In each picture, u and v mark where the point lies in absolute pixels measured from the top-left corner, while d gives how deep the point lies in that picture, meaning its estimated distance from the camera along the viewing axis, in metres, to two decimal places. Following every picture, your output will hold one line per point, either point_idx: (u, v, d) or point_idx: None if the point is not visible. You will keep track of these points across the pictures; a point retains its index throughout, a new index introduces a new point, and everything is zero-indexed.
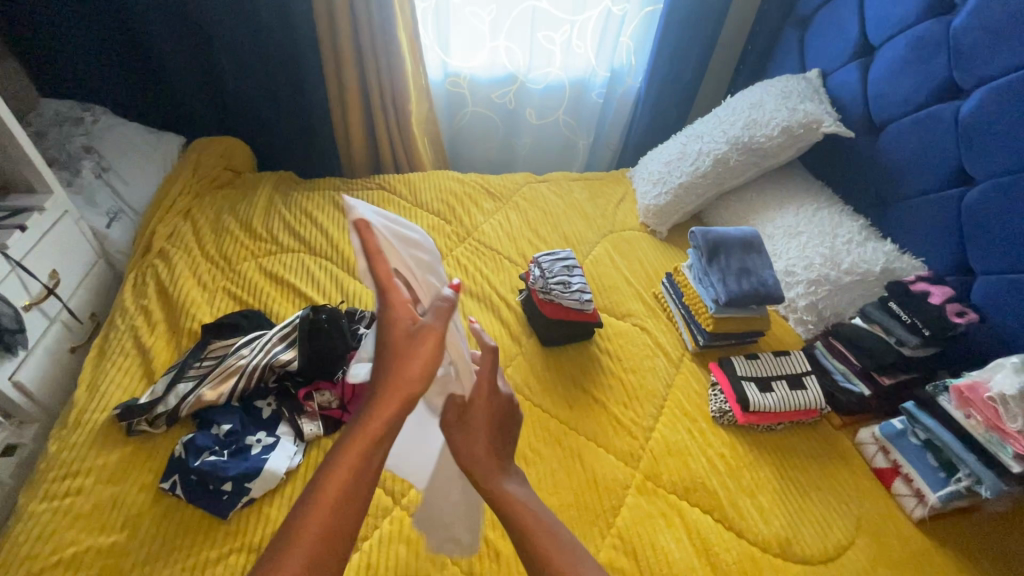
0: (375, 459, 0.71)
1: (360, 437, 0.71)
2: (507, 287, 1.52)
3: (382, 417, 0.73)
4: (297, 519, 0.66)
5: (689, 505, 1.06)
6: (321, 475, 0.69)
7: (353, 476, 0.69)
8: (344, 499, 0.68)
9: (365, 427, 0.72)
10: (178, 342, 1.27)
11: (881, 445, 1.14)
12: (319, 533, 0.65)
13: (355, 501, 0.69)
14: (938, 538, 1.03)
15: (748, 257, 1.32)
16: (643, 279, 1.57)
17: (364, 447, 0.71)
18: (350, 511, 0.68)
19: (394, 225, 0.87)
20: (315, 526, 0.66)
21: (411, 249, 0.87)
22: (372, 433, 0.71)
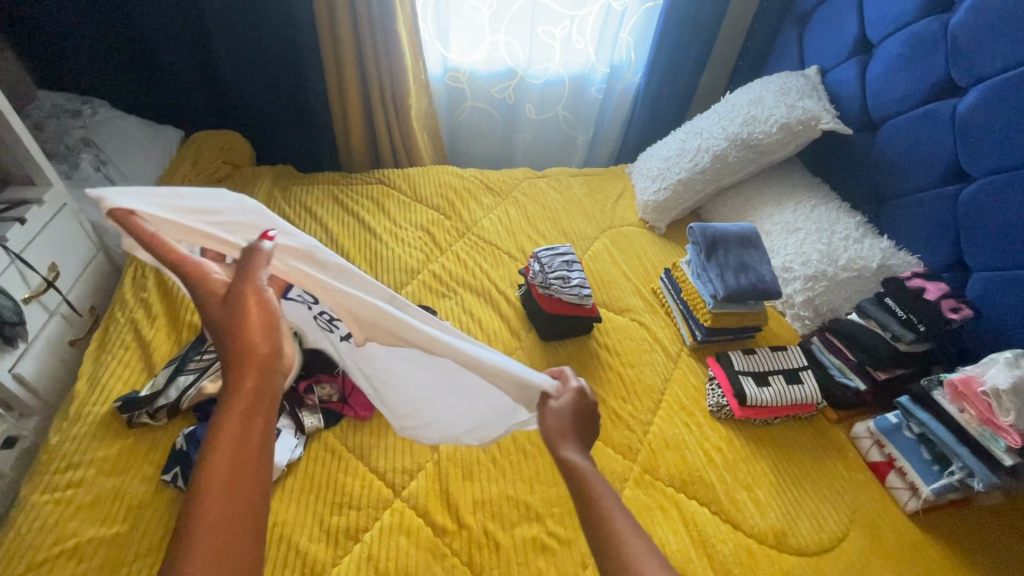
0: (254, 435, 0.65)
1: (231, 418, 0.65)
2: (507, 282, 1.53)
3: (247, 391, 0.67)
4: (185, 528, 0.58)
5: (686, 497, 1.08)
6: (198, 475, 0.61)
7: (233, 459, 0.63)
8: (231, 487, 0.61)
9: (229, 406, 0.66)
10: (179, 335, 1.28)
11: (876, 439, 1.16)
12: (216, 531, 0.58)
13: (246, 484, 0.62)
14: (932, 530, 1.05)
15: (747, 253, 1.33)
16: (641, 275, 1.58)
17: (237, 427, 0.65)
18: (245, 495, 0.62)
19: (180, 193, 0.84)
20: (208, 526, 0.58)
21: (203, 209, 0.86)
22: (241, 410, 0.66)
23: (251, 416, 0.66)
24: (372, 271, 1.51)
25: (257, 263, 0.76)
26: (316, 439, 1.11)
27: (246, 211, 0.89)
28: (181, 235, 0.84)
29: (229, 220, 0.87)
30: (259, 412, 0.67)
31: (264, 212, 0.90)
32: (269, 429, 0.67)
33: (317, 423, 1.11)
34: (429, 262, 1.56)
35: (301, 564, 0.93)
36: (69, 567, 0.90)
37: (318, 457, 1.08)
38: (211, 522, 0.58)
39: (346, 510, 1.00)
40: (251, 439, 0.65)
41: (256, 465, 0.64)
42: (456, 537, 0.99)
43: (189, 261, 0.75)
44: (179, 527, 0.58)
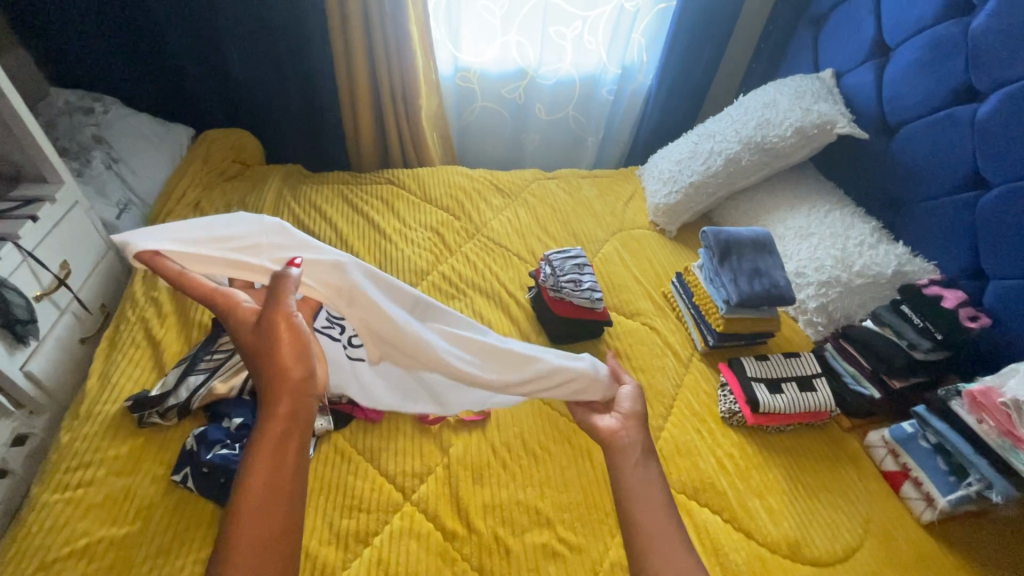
0: (288, 459, 0.68)
1: (265, 444, 0.67)
2: (516, 284, 1.52)
3: (281, 416, 0.69)
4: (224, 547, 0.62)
5: (698, 505, 1.07)
6: (236, 499, 0.65)
7: (269, 483, 0.66)
8: (265, 511, 0.65)
9: (263, 430, 0.68)
10: (189, 334, 1.28)
11: (890, 448, 1.14)
12: (250, 555, 0.62)
13: (279, 509, 0.65)
14: (947, 541, 1.04)
15: (760, 258, 1.31)
16: (652, 278, 1.57)
17: (271, 452, 0.67)
18: (280, 519, 0.65)
19: (207, 231, 0.95)
20: (244, 550, 0.62)
21: (226, 243, 0.95)
22: (275, 435, 0.68)
23: (284, 441, 0.68)
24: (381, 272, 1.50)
25: (284, 288, 0.79)
26: (325, 441, 1.10)
27: (266, 231, 0.98)
28: (206, 266, 0.93)
29: (250, 244, 0.97)
30: (292, 437, 0.69)
31: (282, 228, 0.99)
32: (302, 453, 0.69)
33: (327, 425, 1.10)
34: (438, 263, 1.56)
35: (312, 566, 0.93)
36: (80, 566, 0.90)
37: (328, 460, 1.07)
38: (246, 546, 0.62)
39: (356, 513, 1.00)
40: (284, 463, 0.67)
41: (290, 490, 0.67)
42: (465, 541, 0.98)
43: (218, 293, 0.82)
44: (219, 547, 0.63)
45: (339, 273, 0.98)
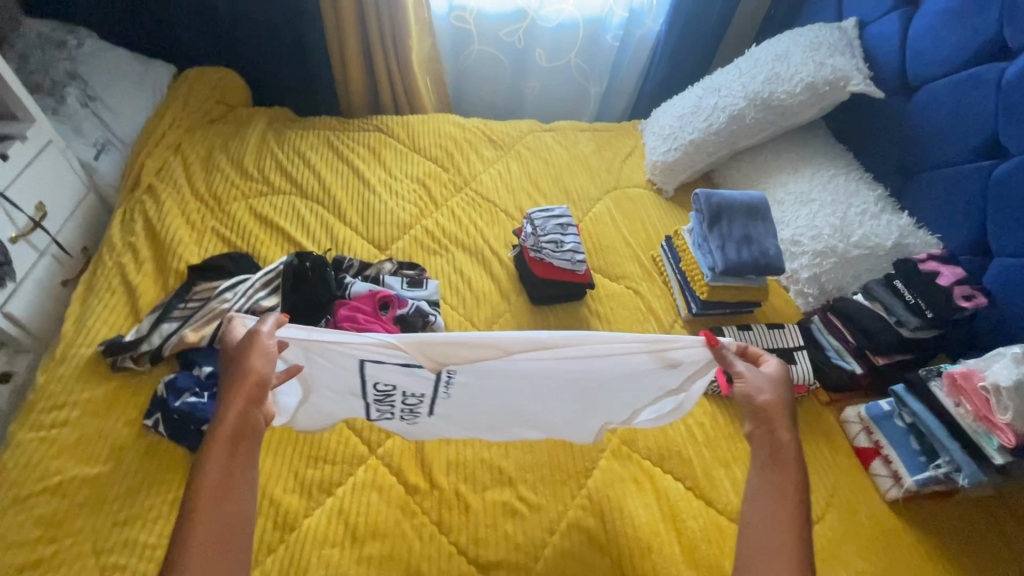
0: (238, 456, 0.76)
1: (221, 439, 0.75)
2: (500, 242, 1.48)
3: (232, 418, 0.76)
4: (176, 540, 0.68)
5: (662, 471, 1.07)
6: (192, 490, 0.72)
7: (218, 478, 0.73)
8: (215, 507, 0.71)
9: (218, 431, 0.75)
10: (165, 282, 1.28)
11: (865, 425, 1.11)
12: (199, 545, 0.68)
13: (225, 508, 0.72)
14: (910, 519, 1.03)
15: (752, 224, 1.25)
16: (642, 240, 1.51)
17: (221, 452, 0.74)
18: (227, 513, 0.72)
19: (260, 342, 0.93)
20: (199, 534, 0.69)
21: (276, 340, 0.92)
22: (227, 436, 0.75)
23: (235, 443, 0.76)
24: (363, 224, 1.47)
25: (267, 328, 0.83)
26: None
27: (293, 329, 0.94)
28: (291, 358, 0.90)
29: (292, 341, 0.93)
30: (241, 439, 0.76)
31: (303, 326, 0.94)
32: (250, 456, 0.77)
33: None
34: (422, 217, 1.51)
35: (275, 513, 0.95)
36: (52, 503, 0.93)
37: None
38: (197, 531, 0.69)
39: (322, 464, 1.02)
40: (234, 459, 0.75)
41: (237, 489, 0.74)
42: (427, 496, 1.00)
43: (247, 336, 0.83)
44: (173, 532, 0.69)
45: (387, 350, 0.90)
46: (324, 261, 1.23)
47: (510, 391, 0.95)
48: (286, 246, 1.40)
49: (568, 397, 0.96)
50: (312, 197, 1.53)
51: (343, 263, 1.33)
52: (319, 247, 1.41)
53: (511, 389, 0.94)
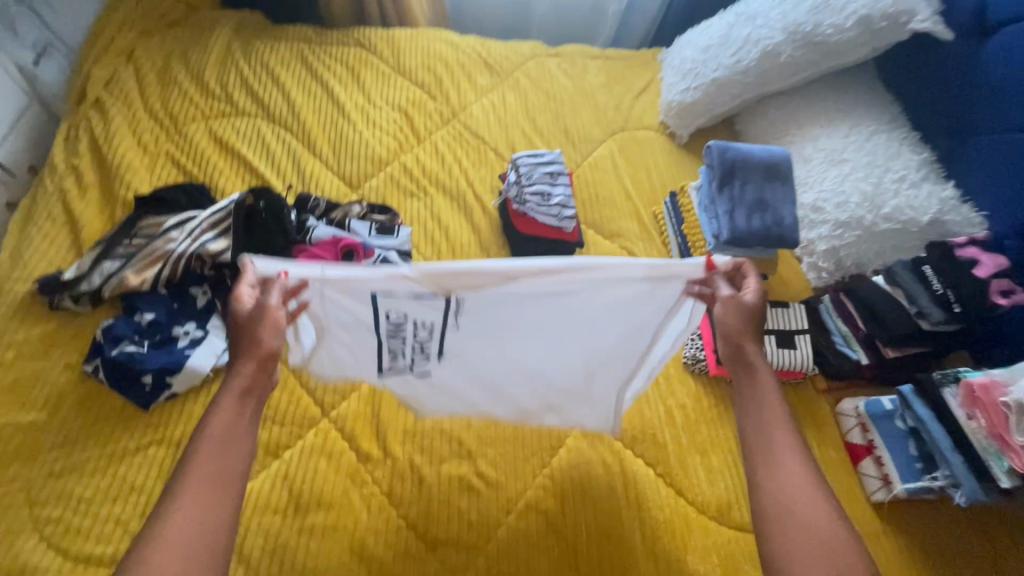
0: (246, 412, 0.73)
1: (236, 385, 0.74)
2: (486, 186, 1.32)
3: (242, 373, 0.74)
4: (176, 488, 0.66)
5: (633, 454, 1.00)
6: (198, 439, 0.70)
7: (224, 433, 0.71)
8: (221, 461, 0.69)
9: (228, 384, 0.74)
10: (112, 212, 1.16)
11: (861, 421, 1.02)
12: (199, 496, 0.66)
13: (232, 462, 0.69)
14: (894, 524, 0.96)
15: (769, 187, 1.08)
16: (645, 193, 1.35)
17: (231, 405, 0.72)
18: (235, 467, 0.69)
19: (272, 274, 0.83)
20: (200, 484, 0.66)
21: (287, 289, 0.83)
22: (237, 389, 0.73)
23: (246, 395, 0.74)
24: (334, 157, 1.32)
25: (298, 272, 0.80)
26: None
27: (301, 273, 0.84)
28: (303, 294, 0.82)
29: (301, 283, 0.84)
30: (252, 394, 0.74)
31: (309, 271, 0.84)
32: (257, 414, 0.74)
33: None
34: (401, 152, 1.35)
35: None
36: None
37: None
38: (196, 483, 0.66)
39: (269, 425, 0.96)
40: (243, 414, 0.73)
41: (243, 446, 0.71)
42: (378, 465, 0.95)
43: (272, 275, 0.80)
44: (174, 478, 0.67)
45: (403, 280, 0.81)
46: (280, 202, 1.11)
47: (516, 325, 0.88)
48: (247, 177, 1.26)
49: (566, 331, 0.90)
50: (279, 122, 1.36)
51: (307, 203, 1.20)
52: (284, 181, 1.27)
53: (516, 322, 0.88)
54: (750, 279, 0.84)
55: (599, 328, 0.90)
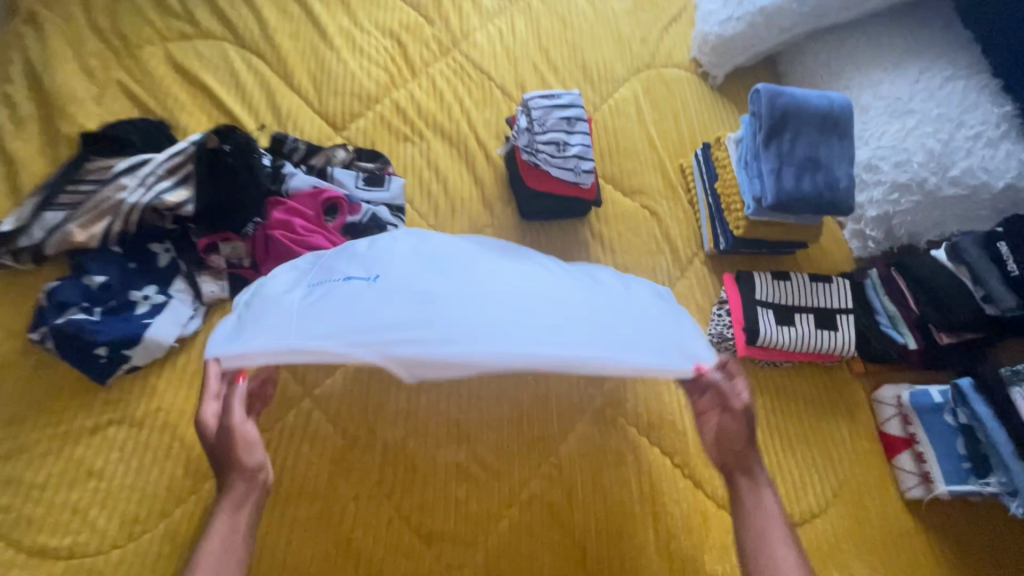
0: (240, 527, 0.69)
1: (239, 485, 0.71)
2: (490, 132, 1.15)
3: (224, 511, 0.69)
4: None
5: (649, 443, 0.91)
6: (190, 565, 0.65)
7: (216, 561, 0.66)
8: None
9: (218, 506, 0.70)
10: (55, 152, 1.00)
11: (903, 412, 0.93)
12: None
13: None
14: (927, 522, 0.89)
15: (823, 142, 0.91)
16: (672, 144, 1.18)
17: (224, 518, 0.69)
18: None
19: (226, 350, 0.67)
20: None
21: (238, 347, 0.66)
22: (233, 503, 0.70)
23: (239, 507, 0.70)
24: (314, 91, 1.13)
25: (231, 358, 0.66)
26: (218, 312, 0.92)
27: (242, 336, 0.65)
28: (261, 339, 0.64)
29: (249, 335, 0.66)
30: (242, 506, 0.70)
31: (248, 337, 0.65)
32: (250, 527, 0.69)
33: (219, 293, 0.92)
34: (392, 87, 1.16)
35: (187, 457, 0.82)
36: None
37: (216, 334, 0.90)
38: None
39: None
40: (237, 524, 0.69)
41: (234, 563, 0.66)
42: (366, 452, 0.85)
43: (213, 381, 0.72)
44: None
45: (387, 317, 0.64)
46: (250, 144, 0.95)
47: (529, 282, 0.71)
48: (212, 113, 1.09)
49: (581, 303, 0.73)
50: (250, 45, 1.16)
51: (283, 147, 1.03)
52: (257, 118, 1.10)
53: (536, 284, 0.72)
54: (740, 381, 0.78)
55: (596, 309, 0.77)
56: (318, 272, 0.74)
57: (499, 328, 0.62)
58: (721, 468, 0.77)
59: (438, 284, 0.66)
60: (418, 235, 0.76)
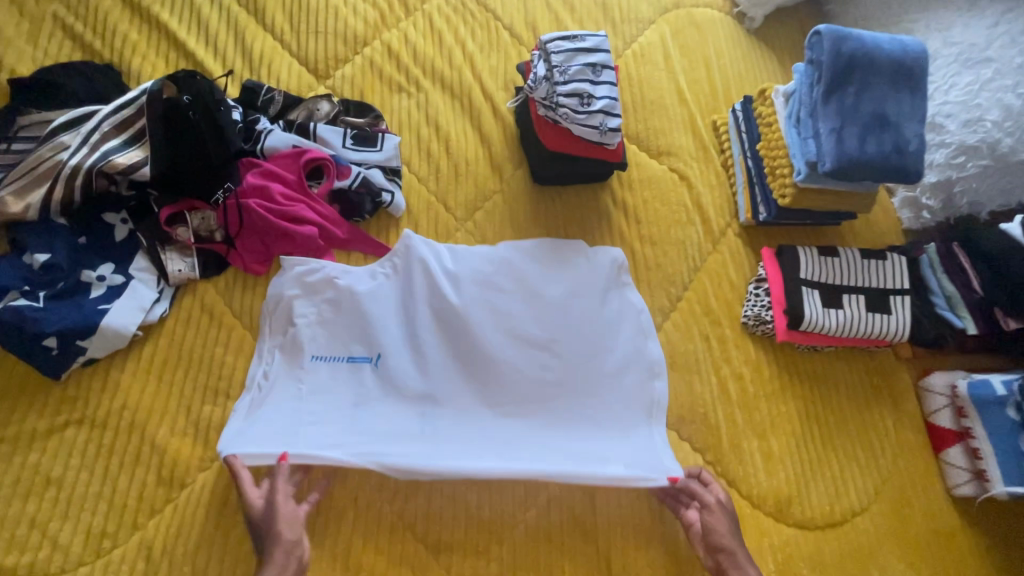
0: None
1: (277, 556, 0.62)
2: (497, 80, 1.00)
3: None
4: None
5: (678, 438, 0.82)
6: None
7: None
8: None
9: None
10: None
11: (958, 404, 0.85)
12: None
13: None
14: (974, 521, 0.83)
15: (893, 96, 0.78)
16: (704, 97, 1.04)
17: None
18: None
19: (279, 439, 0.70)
20: None
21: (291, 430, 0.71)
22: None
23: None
24: (290, 30, 0.96)
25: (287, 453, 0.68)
26: (188, 293, 0.79)
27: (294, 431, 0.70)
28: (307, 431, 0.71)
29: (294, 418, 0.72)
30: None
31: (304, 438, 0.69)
32: None
33: (187, 272, 0.79)
34: (382, 26, 0.99)
35: (159, 463, 0.71)
36: None
37: (187, 320, 0.78)
38: None
39: (223, 401, 0.75)
40: None
41: None
42: None
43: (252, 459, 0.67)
44: None
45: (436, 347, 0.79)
46: (217, 95, 0.80)
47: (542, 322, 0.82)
48: (170, 55, 0.92)
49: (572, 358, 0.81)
50: None
51: (257, 99, 0.88)
52: (224, 62, 0.93)
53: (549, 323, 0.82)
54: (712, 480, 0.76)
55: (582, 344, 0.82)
56: (338, 319, 0.78)
57: (508, 449, 0.73)
58: (715, 571, 0.70)
59: (457, 373, 0.78)
60: (428, 278, 0.81)
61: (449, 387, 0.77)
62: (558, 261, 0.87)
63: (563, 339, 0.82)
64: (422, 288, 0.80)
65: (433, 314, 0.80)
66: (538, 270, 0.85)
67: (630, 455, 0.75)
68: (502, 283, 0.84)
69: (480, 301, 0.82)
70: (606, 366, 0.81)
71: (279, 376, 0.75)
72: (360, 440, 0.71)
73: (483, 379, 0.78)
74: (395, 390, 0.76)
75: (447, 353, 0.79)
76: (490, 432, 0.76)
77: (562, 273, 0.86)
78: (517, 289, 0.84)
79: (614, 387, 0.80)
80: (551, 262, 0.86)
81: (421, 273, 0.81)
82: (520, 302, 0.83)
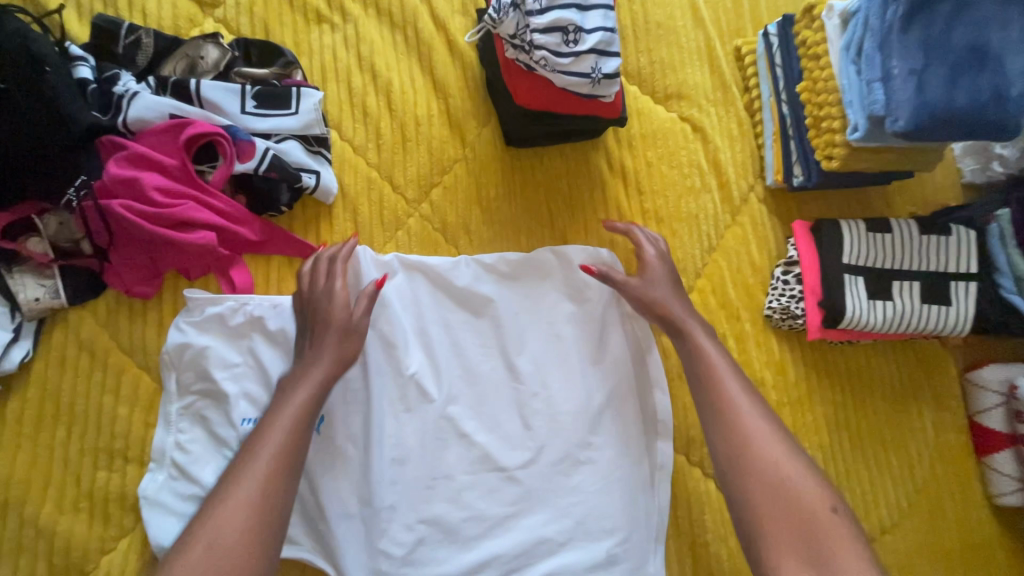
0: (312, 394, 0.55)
1: (328, 350, 0.57)
2: (453, 0, 0.74)
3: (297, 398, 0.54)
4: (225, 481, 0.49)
5: (687, 463, 0.70)
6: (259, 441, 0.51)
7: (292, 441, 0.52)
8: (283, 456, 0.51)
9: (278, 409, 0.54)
10: None
11: (1014, 404, 0.73)
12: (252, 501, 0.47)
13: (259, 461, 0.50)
14: (1014, 530, 0.74)
15: (998, 21, 0.56)
16: (725, 16, 0.79)
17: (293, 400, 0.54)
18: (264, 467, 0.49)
19: None
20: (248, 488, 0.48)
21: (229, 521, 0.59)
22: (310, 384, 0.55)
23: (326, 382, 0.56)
24: None
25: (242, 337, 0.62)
26: (59, 326, 0.61)
27: None
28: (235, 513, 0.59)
29: None
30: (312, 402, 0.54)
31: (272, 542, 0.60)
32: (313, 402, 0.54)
33: (49, 299, 0.60)
34: None
35: (50, 547, 0.57)
36: None
37: (62, 362, 0.60)
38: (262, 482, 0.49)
39: (123, 464, 0.60)
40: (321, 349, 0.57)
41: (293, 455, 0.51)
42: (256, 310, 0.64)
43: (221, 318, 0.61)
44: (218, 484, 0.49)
45: (404, 398, 0.65)
46: (48, 57, 0.56)
47: (523, 371, 0.67)
48: None
49: (557, 419, 0.67)
50: None
51: (115, 45, 0.64)
52: None
53: (530, 375, 0.67)
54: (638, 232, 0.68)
55: (569, 397, 0.67)
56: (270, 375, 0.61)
57: (489, 534, 0.64)
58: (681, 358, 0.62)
59: (429, 439, 0.65)
60: (378, 315, 0.65)
61: (412, 452, 0.64)
62: (543, 288, 0.69)
63: (547, 387, 0.67)
64: (372, 331, 0.65)
65: (392, 365, 0.65)
66: (517, 299, 0.69)
67: (613, 542, 0.64)
68: (474, 321, 0.68)
69: (446, 349, 0.67)
70: (599, 418, 0.67)
71: (201, 445, 0.60)
72: (313, 535, 0.61)
73: (450, 449, 0.65)
74: (348, 460, 0.63)
75: (411, 414, 0.65)
76: (465, 504, 0.64)
77: (545, 303, 0.69)
78: (492, 326, 0.68)
79: (604, 452, 0.67)
80: (534, 285, 0.69)
81: (370, 314, 0.65)
82: (494, 346, 0.68)
